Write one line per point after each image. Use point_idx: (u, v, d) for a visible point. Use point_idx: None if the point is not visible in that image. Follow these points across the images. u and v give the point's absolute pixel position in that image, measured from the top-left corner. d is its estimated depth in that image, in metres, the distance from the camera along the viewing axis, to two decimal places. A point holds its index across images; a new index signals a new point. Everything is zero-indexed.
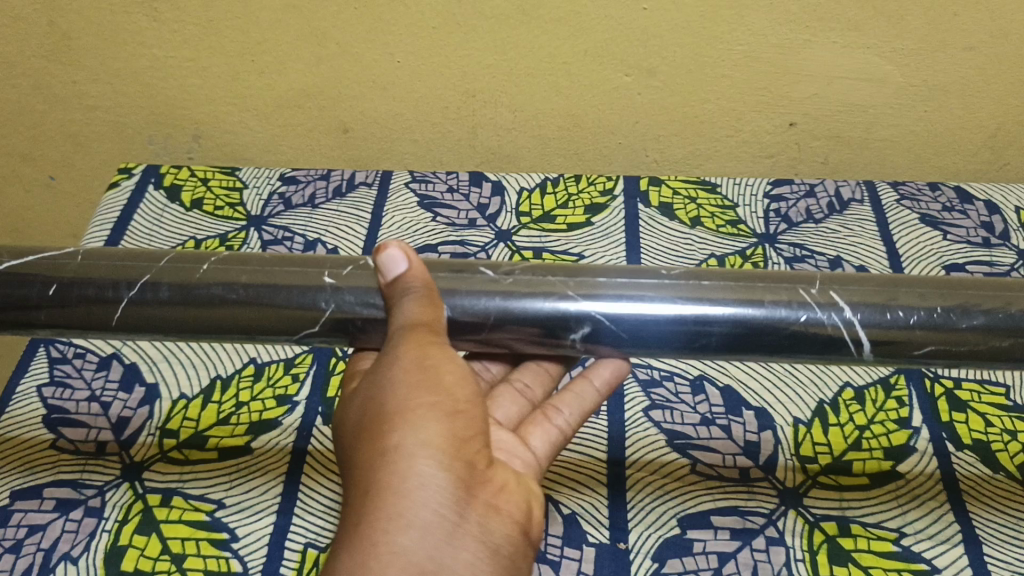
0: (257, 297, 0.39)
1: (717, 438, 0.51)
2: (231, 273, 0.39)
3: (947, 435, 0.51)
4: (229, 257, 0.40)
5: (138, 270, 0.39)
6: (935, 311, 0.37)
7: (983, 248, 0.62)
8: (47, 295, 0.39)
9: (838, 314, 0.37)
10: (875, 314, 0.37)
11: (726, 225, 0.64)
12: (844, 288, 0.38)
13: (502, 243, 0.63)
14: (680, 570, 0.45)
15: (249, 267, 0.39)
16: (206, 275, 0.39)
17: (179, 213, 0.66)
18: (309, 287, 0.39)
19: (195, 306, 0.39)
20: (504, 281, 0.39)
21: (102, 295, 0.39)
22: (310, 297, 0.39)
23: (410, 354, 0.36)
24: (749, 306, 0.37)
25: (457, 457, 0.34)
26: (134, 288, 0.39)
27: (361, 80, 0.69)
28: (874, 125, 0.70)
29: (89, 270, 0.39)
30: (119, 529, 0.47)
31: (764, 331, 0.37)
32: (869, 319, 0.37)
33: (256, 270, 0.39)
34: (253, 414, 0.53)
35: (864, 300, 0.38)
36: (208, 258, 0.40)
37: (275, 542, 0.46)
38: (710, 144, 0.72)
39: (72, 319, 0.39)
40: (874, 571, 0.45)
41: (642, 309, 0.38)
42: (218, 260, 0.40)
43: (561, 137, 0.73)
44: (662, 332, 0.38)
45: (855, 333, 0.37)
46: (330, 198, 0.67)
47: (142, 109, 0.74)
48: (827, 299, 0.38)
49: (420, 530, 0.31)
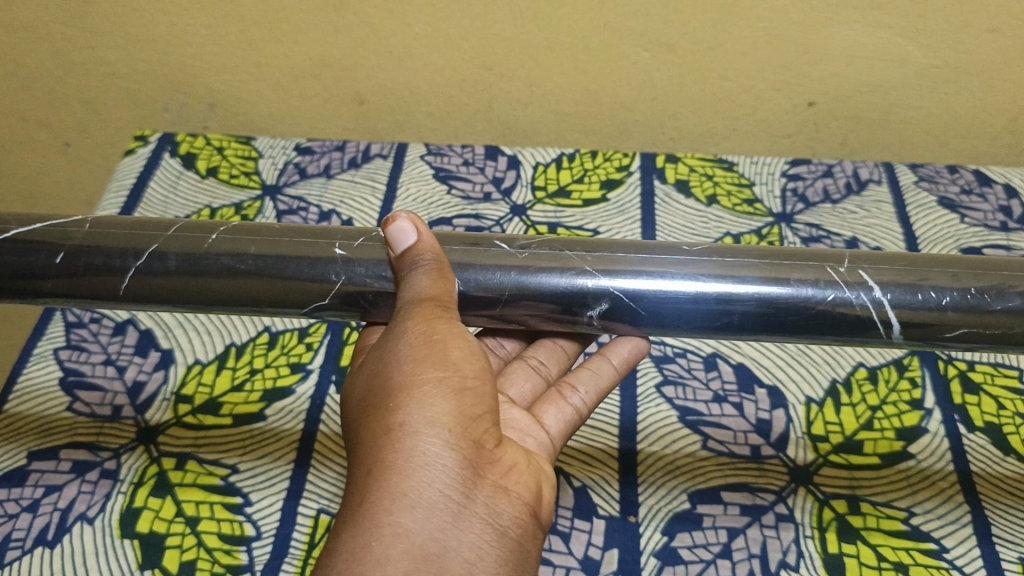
0: (264, 268, 0.39)
1: (729, 416, 0.51)
2: (240, 244, 0.39)
3: (959, 417, 0.51)
4: (238, 228, 0.40)
5: (144, 241, 0.39)
6: (968, 293, 0.37)
7: (1000, 232, 0.62)
8: (53, 264, 0.39)
9: (866, 293, 0.37)
10: (906, 295, 0.37)
11: (742, 204, 0.64)
12: (874, 267, 0.38)
13: (516, 217, 0.63)
14: (689, 544, 0.46)
15: (258, 237, 0.39)
16: (215, 245, 0.39)
17: (195, 181, 0.67)
18: (318, 259, 0.39)
19: (203, 275, 0.39)
20: (519, 255, 0.39)
21: (108, 264, 0.39)
22: (320, 269, 0.39)
23: (417, 329, 0.36)
24: (775, 285, 0.37)
25: (462, 437, 0.34)
26: (142, 258, 0.39)
27: (378, 51, 0.69)
28: (893, 105, 0.70)
29: (97, 239, 0.40)
30: (135, 491, 0.47)
31: (789, 310, 0.37)
32: (899, 299, 0.37)
33: (264, 240, 0.39)
34: (267, 381, 0.53)
35: (893, 280, 0.37)
36: (217, 229, 0.40)
37: (288, 507, 0.47)
38: (728, 122, 0.72)
39: (79, 288, 0.40)
40: (882, 549, 0.45)
41: (663, 285, 0.38)
42: (226, 231, 0.40)
43: (578, 112, 0.72)
44: (682, 309, 0.38)
45: (884, 314, 0.37)
46: (345, 168, 0.67)
47: (158, 77, 0.74)
48: (855, 278, 0.38)
49: (424, 510, 0.32)
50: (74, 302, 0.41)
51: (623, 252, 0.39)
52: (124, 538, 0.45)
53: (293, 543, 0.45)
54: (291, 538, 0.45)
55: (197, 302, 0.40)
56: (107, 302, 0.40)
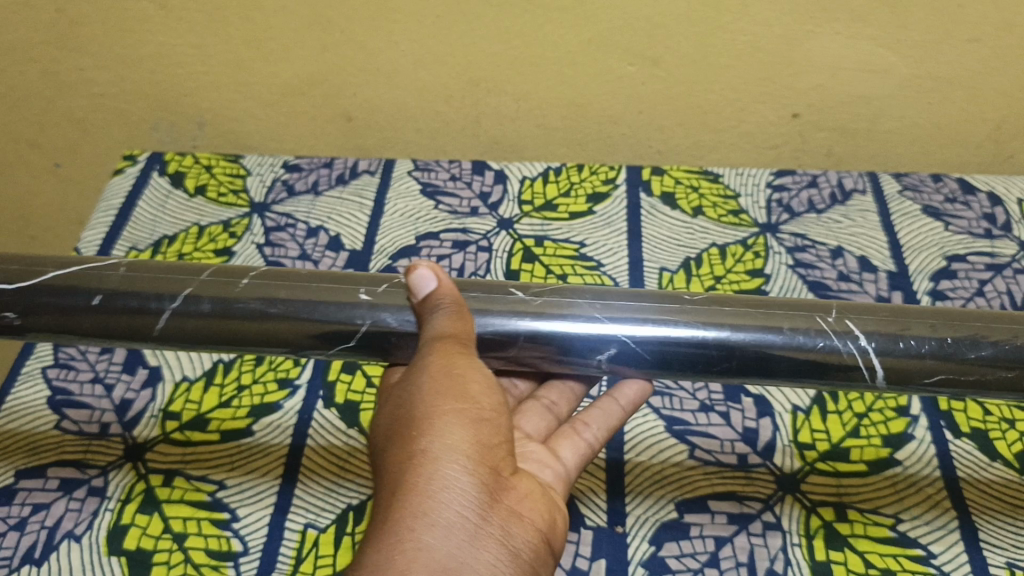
0: (292, 312, 0.39)
1: (716, 425, 0.51)
2: (269, 288, 0.39)
3: (945, 424, 0.51)
4: (268, 272, 0.40)
5: (180, 284, 0.40)
6: (946, 342, 0.37)
7: (985, 240, 0.62)
8: (91, 305, 0.39)
9: (853, 342, 0.37)
10: (888, 344, 0.37)
11: (728, 215, 0.64)
12: (860, 317, 0.38)
13: (504, 231, 0.63)
14: (677, 553, 0.46)
15: (288, 282, 0.40)
16: (245, 289, 0.39)
17: (183, 200, 0.67)
18: (344, 304, 0.39)
19: (233, 319, 0.39)
20: (533, 302, 0.39)
21: (145, 306, 0.39)
22: (345, 313, 0.39)
23: (435, 363, 0.36)
24: (771, 333, 0.38)
25: (480, 464, 0.34)
26: (176, 300, 0.39)
27: (365, 69, 0.69)
28: (876, 115, 0.70)
29: (133, 282, 0.40)
30: (122, 508, 0.47)
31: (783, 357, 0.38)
32: (882, 348, 0.37)
33: (292, 286, 0.40)
34: (255, 397, 0.53)
35: (878, 329, 0.38)
36: (247, 273, 0.40)
37: (276, 522, 0.47)
38: (712, 135, 0.72)
39: (114, 328, 0.40)
40: (869, 555, 0.45)
41: (664, 333, 0.38)
42: (257, 274, 0.40)
43: (565, 127, 0.73)
44: (684, 356, 0.38)
45: (869, 362, 0.37)
46: (333, 185, 0.67)
47: (146, 97, 0.74)
48: (843, 328, 0.38)
49: (444, 529, 0.31)
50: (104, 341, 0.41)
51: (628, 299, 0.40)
52: (112, 555, 0.45)
53: (280, 558, 0.45)
54: (278, 552, 0.45)
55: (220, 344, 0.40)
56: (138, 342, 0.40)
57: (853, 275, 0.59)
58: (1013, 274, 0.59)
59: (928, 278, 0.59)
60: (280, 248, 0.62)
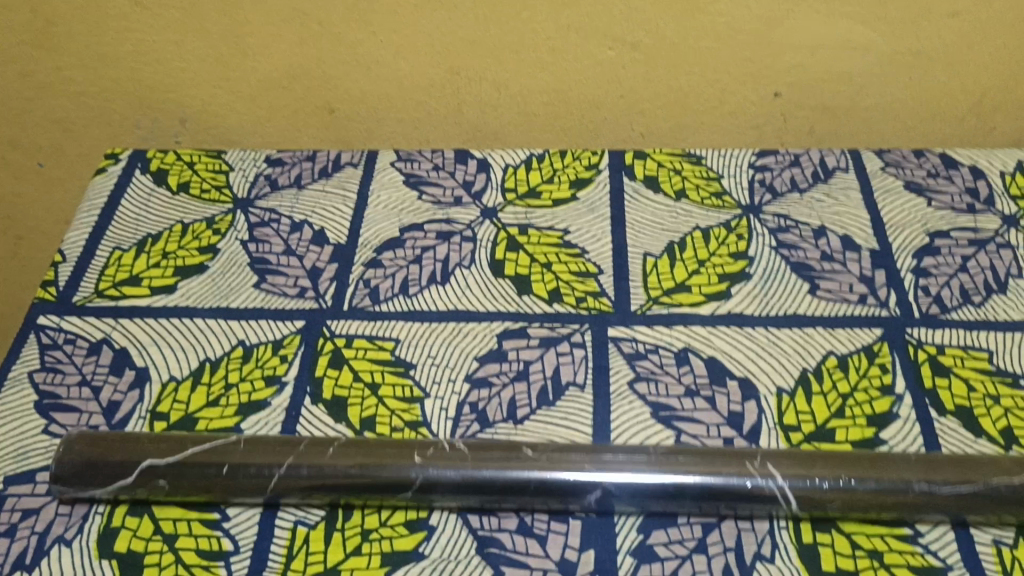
0: (369, 473, 0.47)
1: (701, 410, 0.51)
2: (351, 454, 0.47)
3: (930, 401, 0.51)
4: (349, 442, 0.48)
5: (283, 455, 0.47)
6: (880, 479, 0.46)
7: (968, 214, 0.62)
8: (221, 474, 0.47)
9: (769, 479, 0.46)
10: (798, 481, 0.46)
11: (710, 197, 0.64)
12: (780, 462, 0.47)
13: (488, 220, 0.63)
14: (665, 541, 0.46)
15: (366, 449, 0.48)
16: (335, 455, 0.47)
17: (166, 197, 0.67)
18: (403, 465, 0.47)
19: (329, 475, 0.47)
20: (540, 458, 0.47)
21: (261, 472, 0.47)
22: (405, 470, 0.47)
23: None
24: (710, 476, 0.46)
25: None
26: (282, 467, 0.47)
27: (345, 61, 0.69)
28: (859, 93, 0.70)
29: (253, 453, 0.48)
30: (111, 511, 0.48)
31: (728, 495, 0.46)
32: (794, 483, 0.46)
33: (372, 450, 0.48)
34: (242, 395, 0.53)
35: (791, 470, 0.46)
36: (336, 442, 0.48)
37: (266, 520, 0.47)
38: (696, 116, 0.72)
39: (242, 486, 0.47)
40: (857, 537, 0.46)
41: (641, 478, 0.46)
42: (342, 445, 0.48)
43: (547, 113, 0.72)
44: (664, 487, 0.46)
45: (780, 491, 0.46)
46: (316, 179, 0.67)
47: (126, 95, 0.74)
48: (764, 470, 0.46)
49: None
50: (215, 490, 0.47)
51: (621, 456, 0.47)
52: (102, 558, 0.46)
53: (271, 556, 0.46)
54: (269, 550, 0.46)
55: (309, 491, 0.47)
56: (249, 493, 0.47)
57: (836, 255, 0.60)
58: (996, 249, 0.60)
59: (912, 254, 0.59)
60: (264, 243, 0.62)
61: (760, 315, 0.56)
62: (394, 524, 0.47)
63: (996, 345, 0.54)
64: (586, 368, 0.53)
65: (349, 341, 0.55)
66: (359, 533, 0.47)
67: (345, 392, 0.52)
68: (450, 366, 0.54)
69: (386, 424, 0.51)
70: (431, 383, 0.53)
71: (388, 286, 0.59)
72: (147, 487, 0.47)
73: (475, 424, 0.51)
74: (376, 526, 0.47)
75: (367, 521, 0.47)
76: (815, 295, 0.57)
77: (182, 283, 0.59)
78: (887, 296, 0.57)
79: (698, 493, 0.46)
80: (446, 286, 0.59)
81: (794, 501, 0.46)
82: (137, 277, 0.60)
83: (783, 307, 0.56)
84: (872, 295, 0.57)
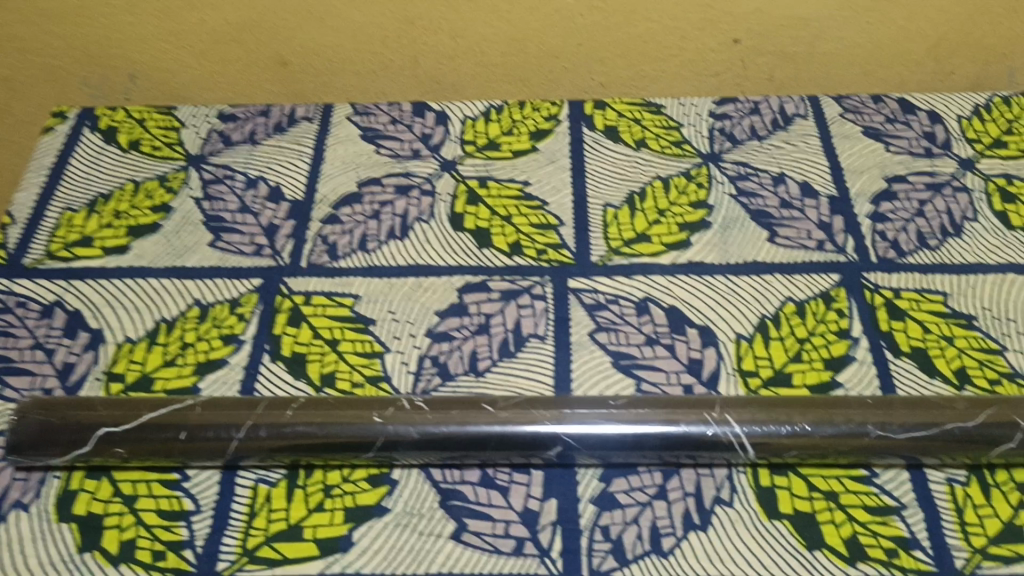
0: (329, 434, 0.46)
1: (661, 358, 0.51)
2: (310, 414, 0.47)
3: (886, 344, 0.52)
4: (307, 402, 0.47)
5: (242, 417, 0.47)
6: (841, 425, 0.46)
7: (925, 159, 0.62)
8: (179, 439, 0.46)
9: (729, 428, 0.46)
10: (757, 428, 0.46)
11: (670, 146, 0.64)
12: (738, 410, 0.47)
13: (447, 172, 0.62)
14: (626, 488, 0.47)
15: (324, 409, 0.47)
16: (294, 416, 0.46)
17: (117, 155, 0.65)
18: (364, 424, 0.46)
19: (289, 436, 0.46)
20: (501, 413, 0.47)
21: (219, 437, 0.46)
22: (366, 430, 0.46)
23: None
24: (670, 426, 0.46)
25: None
26: (242, 430, 0.46)
27: (297, 11, 0.68)
28: (817, 38, 0.69)
29: (211, 417, 0.47)
30: (69, 474, 0.47)
31: (688, 444, 0.46)
32: (752, 431, 0.46)
33: (331, 411, 0.47)
34: (199, 354, 0.52)
35: (752, 419, 0.46)
36: (293, 403, 0.47)
37: (226, 479, 0.47)
38: (655, 64, 0.71)
39: (201, 450, 0.46)
40: (813, 479, 0.47)
41: (603, 431, 0.46)
42: (300, 405, 0.47)
43: (505, 64, 0.71)
44: (625, 438, 0.46)
45: (740, 440, 0.46)
46: (270, 134, 0.66)
47: (73, 51, 0.72)
48: (723, 418, 0.46)
49: None
50: (173, 455, 0.46)
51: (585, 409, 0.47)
52: (62, 522, 0.46)
53: (232, 515, 0.46)
54: (230, 509, 0.46)
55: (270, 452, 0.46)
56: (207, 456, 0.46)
57: (795, 201, 0.60)
58: (952, 192, 0.60)
59: (869, 199, 0.60)
60: (218, 201, 0.61)
61: (720, 263, 0.56)
62: (357, 479, 0.47)
63: (951, 287, 0.54)
64: (547, 319, 0.53)
65: (308, 298, 0.55)
66: (322, 490, 0.47)
67: (305, 349, 0.52)
68: (410, 321, 0.53)
69: (346, 380, 0.50)
70: (391, 338, 0.53)
71: (346, 241, 0.58)
72: (103, 455, 0.46)
73: (436, 378, 0.51)
74: (338, 481, 0.47)
75: (329, 476, 0.47)
76: (773, 243, 0.57)
77: (135, 243, 0.58)
78: (845, 242, 0.57)
79: (658, 443, 0.46)
80: (405, 241, 0.58)
81: (751, 448, 0.46)
82: (88, 238, 0.59)
83: (743, 255, 0.56)
84: (830, 241, 0.57)
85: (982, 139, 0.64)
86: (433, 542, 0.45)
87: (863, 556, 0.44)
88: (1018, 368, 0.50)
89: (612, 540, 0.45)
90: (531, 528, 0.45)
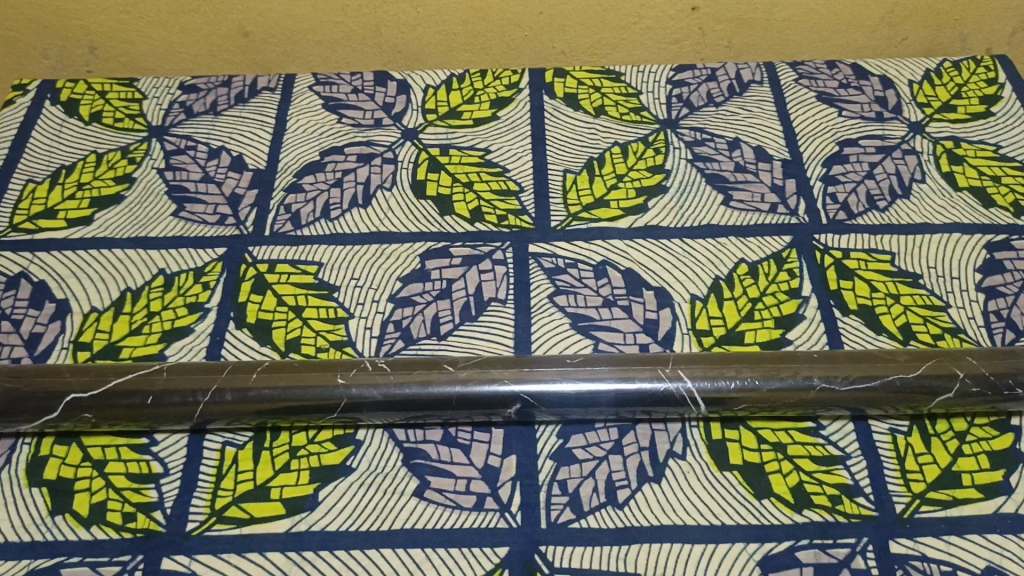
0: (293, 396, 0.47)
1: (618, 319, 0.53)
2: (273, 378, 0.48)
3: (835, 303, 0.53)
4: (271, 366, 0.49)
5: (207, 382, 0.48)
6: (788, 379, 0.48)
7: (876, 123, 0.64)
8: (146, 404, 0.47)
9: (681, 384, 0.48)
10: (708, 383, 0.48)
11: (629, 113, 0.65)
12: (690, 366, 0.48)
13: (408, 141, 0.63)
14: (584, 444, 0.48)
15: (288, 372, 0.48)
16: (258, 380, 0.48)
17: (78, 127, 0.65)
18: (327, 386, 0.47)
19: (253, 400, 0.47)
20: (462, 373, 0.48)
21: (185, 401, 0.47)
22: (329, 392, 0.47)
23: None
24: (625, 382, 0.48)
25: None
26: (208, 394, 0.47)
27: None
28: (774, 4, 0.70)
29: (176, 382, 0.48)
30: (39, 441, 0.48)
31: (641, 400, 0.47)
32: (703, 386, 0.47)
33: (294, 375, 0.48)
34: (165, 323, 0.53)
35: (701, 375, 0.48)
36: (258, 367, 0.48)
37: (194, 443, 0.48)
38: (615, 32, 0.72)
39: (168, 414, 0.47)
40: (762, 432, 0.48)
41: (560, 388, 0.48)
42: (264, 368, 0.48)
43: (466, 32, 0.72)
44: (580, 396, 0.47)
45: (692, 395, 0.47)
46: (232, 105, 0.66)
47: (31, 22, 0.71)
48: (675, 375, 0.48)
49: None
50: (140, 419, 0.47)
51: (544, 367, 0.49)
52: (32, 487, 0.47)
53: (201, 477, 0.47)
54: (199, 472, 0.47)
55: (235, 416, 0.47)
56: (174, 420, 0.47)
57: (750, 165, 0.61)
58: (901, 155, 0.62)
59: (821, 163, 0.61)
60: (181, 171, 0.61)
61: (676, 227, 0.57)
62: (322, 441, 0.48)
63: (899, 247, 0.56)
64: (508, 283, 0.55)
65: (272, 266, 0.56)
66: (287, 451, 0.48)
67: (269, 316, 0.53)
68: (373, 287, 0.54)
69: (311, 344, 0.51)
70: (355, 304, 0.54)
71: (309, 210, 0.59)
72: (73, 420, 0.47)
73: (399, 341, 0.52)
74: (304, 443, 0.48)
75: (294, 438, 0.48)
76: (728, 206, 0.59)
77: (99, 214, 0.59)
78: (797, 204, 0.59)
79: (612, 399, 0.47)
80: (368, 209, 0.59)
81: (703, 403, 0.48)
82: (52, 210, 0.59)
83: (697, 218, 0.58)
84: (782, 204, 0.59)
85: (932, 103, 0.66)
86: (397, 499, 0.46)
87: (809, 503, 0.46)
88: (960, 323, 0.52)
89: (570, 494, 0.46)
90: (492, 484, 0.47)
